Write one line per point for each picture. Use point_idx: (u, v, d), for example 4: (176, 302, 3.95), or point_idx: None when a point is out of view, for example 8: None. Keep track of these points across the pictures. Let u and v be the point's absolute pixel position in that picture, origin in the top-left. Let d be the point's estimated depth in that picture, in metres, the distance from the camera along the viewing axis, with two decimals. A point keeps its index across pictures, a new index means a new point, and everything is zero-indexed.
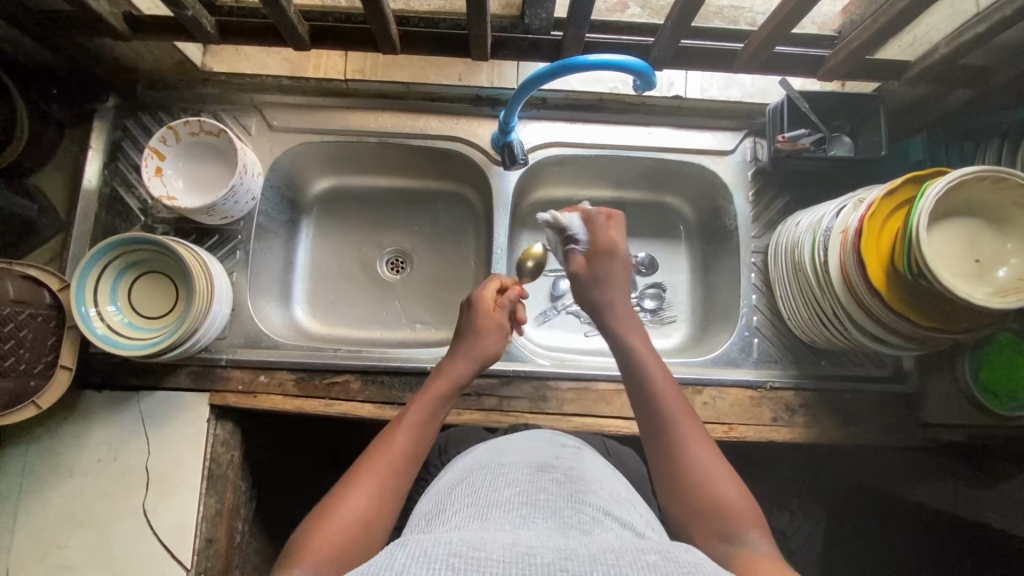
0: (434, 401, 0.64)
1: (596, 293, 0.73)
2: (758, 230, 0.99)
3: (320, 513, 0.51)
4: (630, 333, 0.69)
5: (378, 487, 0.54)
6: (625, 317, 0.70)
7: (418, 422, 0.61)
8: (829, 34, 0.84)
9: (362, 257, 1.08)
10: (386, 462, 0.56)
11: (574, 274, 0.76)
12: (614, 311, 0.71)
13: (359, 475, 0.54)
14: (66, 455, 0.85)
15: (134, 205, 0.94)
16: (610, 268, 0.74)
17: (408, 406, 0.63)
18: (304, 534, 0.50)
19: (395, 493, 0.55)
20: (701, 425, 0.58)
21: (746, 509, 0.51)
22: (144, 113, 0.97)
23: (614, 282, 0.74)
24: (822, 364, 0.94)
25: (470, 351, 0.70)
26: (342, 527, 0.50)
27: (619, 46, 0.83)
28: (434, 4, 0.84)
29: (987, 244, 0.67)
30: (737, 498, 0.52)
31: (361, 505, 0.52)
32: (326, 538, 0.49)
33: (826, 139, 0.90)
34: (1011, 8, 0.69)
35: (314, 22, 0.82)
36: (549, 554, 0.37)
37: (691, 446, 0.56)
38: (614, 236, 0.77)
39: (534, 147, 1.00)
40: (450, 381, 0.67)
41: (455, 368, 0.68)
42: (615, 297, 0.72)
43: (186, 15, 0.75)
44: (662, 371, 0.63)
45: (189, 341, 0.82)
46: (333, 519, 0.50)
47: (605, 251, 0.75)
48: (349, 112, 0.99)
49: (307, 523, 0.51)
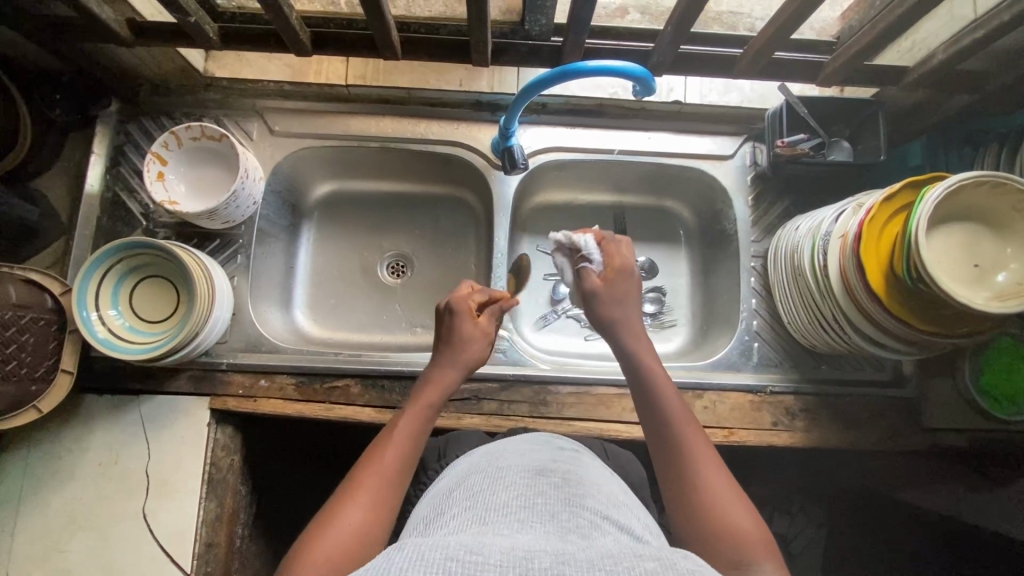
0: (424, 410, 0.65)
1: (614, 310, 0.73)
2: (758, 234, 0.99)
3: (314, 528, 0.51)
4: (641, 351, 0.69)
5: (373, 500, 0.54)
6: (639, 334, 0.71)
7: (408, 431, 0.61)
8: (829, 39, 0.84)
9: (363, 261, 1.08)
10: (380, 474, 0.56)
11: (591, 291, 0.74)
12: (629, 327, 0.72)
13: (353, 490, 0.54)
14: (66, 459, 0.85)
15: (136, 209, 0.94)
16: (628, 287, 0.74)
17: (398, 416, 0.63)
18: (299, 550, 0.49)
19: (390, 506, 0.55)
20: (714, 450, 0.58)
21: (759, 539, 0.50)
22: (147, 118, 0.97)
23: (629, 300, 0.74)
24: (822, 368, 0.94)
25: (457, 360, 0.71)
26: (339, 541, 0.49)
27: (619, 52, 0.84)
28: (435, 10, 0.84)
29: (986, 250, 0.67)
30: (750, 525, 0.51)
31: (357, 519, 0.52)
32: (323, 552, 0.48)
33: (825, 144, 0.90)
34: (1009, 14, 0.68)
35: (316, 28, 0.82)
36: (546, 559, 0.37)
37: (703, 469, 0.55)
38: (627, 254, 0.77)
39: (534, 151, 1.00)
40: (439, 390, 0.68)
41: (444, 378, 0.69)
42: (630, 315, 0.73)
43: (188, 21, 0.76)
44: (676, 396, 0.63)
45: (189, 346, 0.82)
46: (329, 533, 0.50)
47: (623, 270, 0.75)
48: (350, 117, 0.99)
49: (301, 539, 0.50)
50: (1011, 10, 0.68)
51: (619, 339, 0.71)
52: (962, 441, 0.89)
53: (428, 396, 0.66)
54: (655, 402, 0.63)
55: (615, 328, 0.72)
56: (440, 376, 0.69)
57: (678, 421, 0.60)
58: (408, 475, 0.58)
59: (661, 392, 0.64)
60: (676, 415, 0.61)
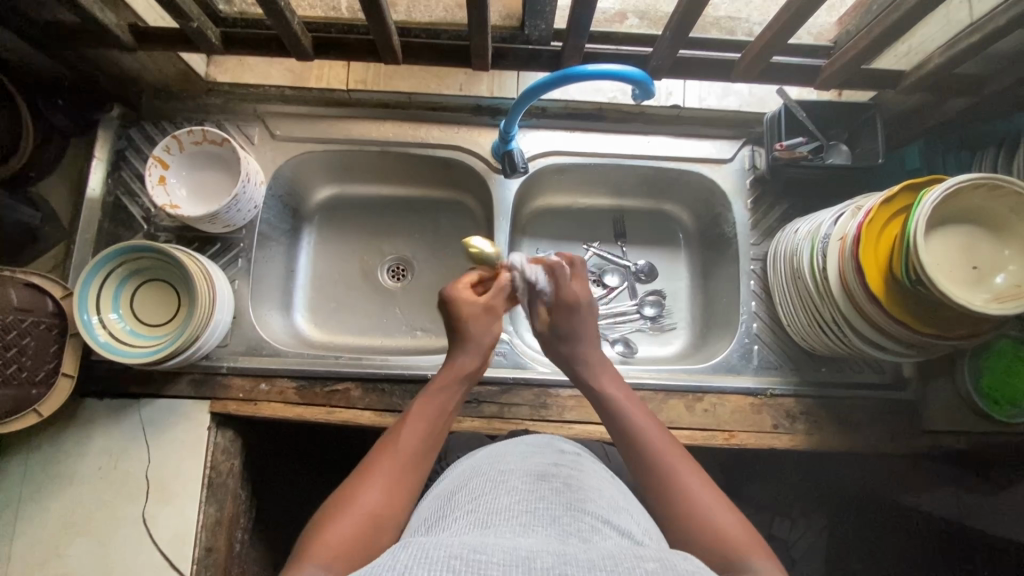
0: (441, 397, 0.64)
1: (565, 350, 0.73)
2: (757, 237, 0.99)
3: (331, 507, 0.51)
4: (604, 381, 0.70)
5: (391, 483, 0.54)
6: (599, 365, 0.71)
7: (430, 416, 0.61)
8: (825, 44, 0.85)
9: (363, 265, 1.09)
10: (397, 458, 0.56)
11: (540, 331, 0.76)
12: (589, 363, 0.71)
13: (373, 471, 0.55)
14: (66, 463, 0.85)
15: (138, 213, 0.95)
16: (580, 324, 0.73)
17: (415, 402, 0.63)
18: (315, 529, 0.50)
19: (408, 490, 0.55)
20: (682, 448, 0.59)
21: (745, 535, 0.50)
22: (148, 123, 0.98)
23: (584, 334, 0.73)
24: (822, 371, 0.94)
25: (475, 341, 0.70)
26: (354, 523, 0.49)
27: (619, 56, 0.84)
28: (435, 16, 0.85)
29: (984, 252, 0.67)
30: (731, 522, 0.51)
31: (373, 501, 0.52)
32: (337, 532, 0.49)
33: (823, 148, 0.91)
34: (1005, 18, 0.69)
35: (317, 33, 0.83)
36: (549, 559, 0.37)
37: (679, 476, 0.56)
38: (580, 290, 0.74)
39: (534, 155, 1.01)
40: (457, 373, 0.68)
41: (462, 364, 0.68)
42: (586, 352, 0.72)
43: (190, 26, 0.76)
44: (642, 412, 0.64)
45: (190, 349, 0.83)
46: (344, 514, 0.50)
47: (570, 309, 0.73)
48: (351, 122, 1.00)
49: (319, 518, 0.51)
50: (1007, 14, 0.68)
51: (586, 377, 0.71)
52: (964, 443, 0.89)
53: (448, 381, 0.66)
54: (623, 425, 0.63)
55: (580, 365, 0.72)
56: (462, 359, 0.69)
57: (648, 436, 0.61)
58: (428, 459, 0.58)
59: (627, 413, 0.64)
60: (644, 431, 0.61)
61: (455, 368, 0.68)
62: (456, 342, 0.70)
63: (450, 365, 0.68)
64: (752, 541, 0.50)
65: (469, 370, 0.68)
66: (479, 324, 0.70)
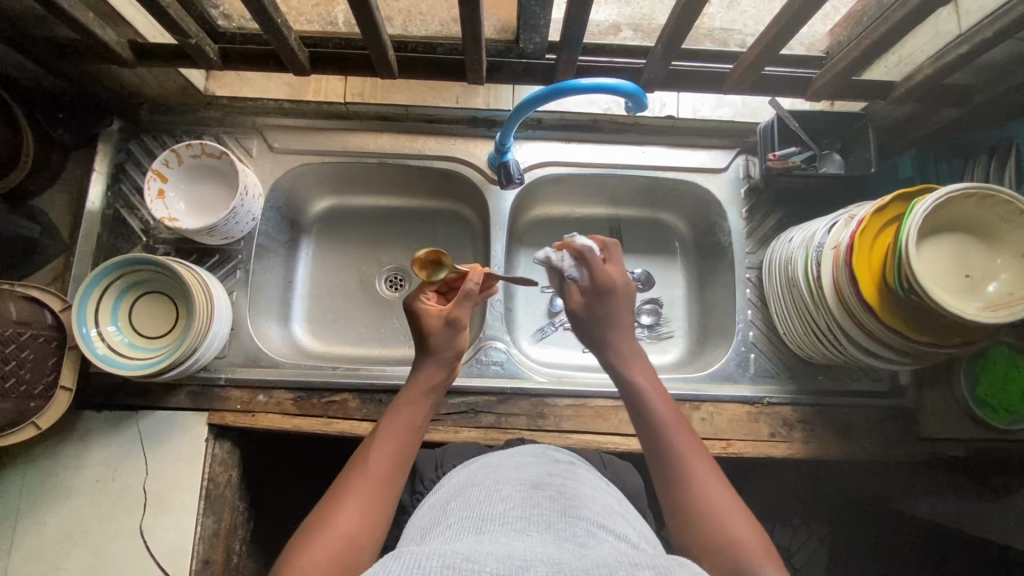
0: (410, 408, 0.64)
1: (594, 330, 0.74)
2: (752, 246, 1.00)
3: (306, 531, 0.51)
4: (632, 368, 0.69)
5: (365, 504, 0.54)
6: (632, 354, 0.70)
7: (398, 432, 0.61)
8: (818, 55, 0.85)
9: (360, 276, 1.09)
10: (369, 476, 0.56)
11: (573, 313, 0.76)
12: (619, 351, 0.71)
13: (345, 493, 0.55)
14: (62, 476, 0.85)
15: (136, 226, 0.96)
16: (611, 308, 0.74)
17: (383, 418, 0.63)
18: (289, 555, 0.50)
19: (383, 508, 0.55)
20: (702, 447, 0.59)
21: (757, 543, 0.51)
22: (148, 135, 0.99)
23: (616, 314, 0.73)
24: (819, 379, 0.94)
25: (436, 350, 0.69)
26: (330, 546, 0.50)
27: (612, 69, 0.85)
28: (431, 30, 0.84)
29: (976, 260, 0.68)
30: (745, 531, 0.52)
31: (349, 522, 0.52)
32: (313, 554, 0.49)
33: (816, 158, 0.92)
34: (989, 31, 0.70)
35: (314, 48, 0.84)
36: (542, 567, 0.37)
37: (698, 474, 0.56)
38: (614, 274, 0.76)
39: (530, 166, 1.02)
40: (423, 386, 0.67)
41: (426, 374, 0.68)
42: (621, 336, 0.72)
43: (189, 42, 0.77)
44: (667, 402, 0.64)
45: (189, 361, 0.83)
46: (319, 537, 0.50)
47: (605, 292, 0.74)
48: (349, 133, 1.01)
49: (295, 542, 0.51)
50: (995, 25, 0.69)
51: (613, 361, 0.70)
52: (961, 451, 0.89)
53: (417, 394, 0.66)
54: (647, 412, 0.63)
55: (608, 350, 0.72)
56: (428, 372, 0.68)
57: (672, 428, 0.61)
58: (400, 477, 0.58)
59: (651, 403, 0.64)
60: (668, 423, 0.61)
61: (423, 380, 0.68)
62: (420, 355, 0.69)
63: (417, 378, 0.68)
64: (762, 547, 0.51)
65: (437, 383, 0.68)
66: (444, 337, 0.69)
